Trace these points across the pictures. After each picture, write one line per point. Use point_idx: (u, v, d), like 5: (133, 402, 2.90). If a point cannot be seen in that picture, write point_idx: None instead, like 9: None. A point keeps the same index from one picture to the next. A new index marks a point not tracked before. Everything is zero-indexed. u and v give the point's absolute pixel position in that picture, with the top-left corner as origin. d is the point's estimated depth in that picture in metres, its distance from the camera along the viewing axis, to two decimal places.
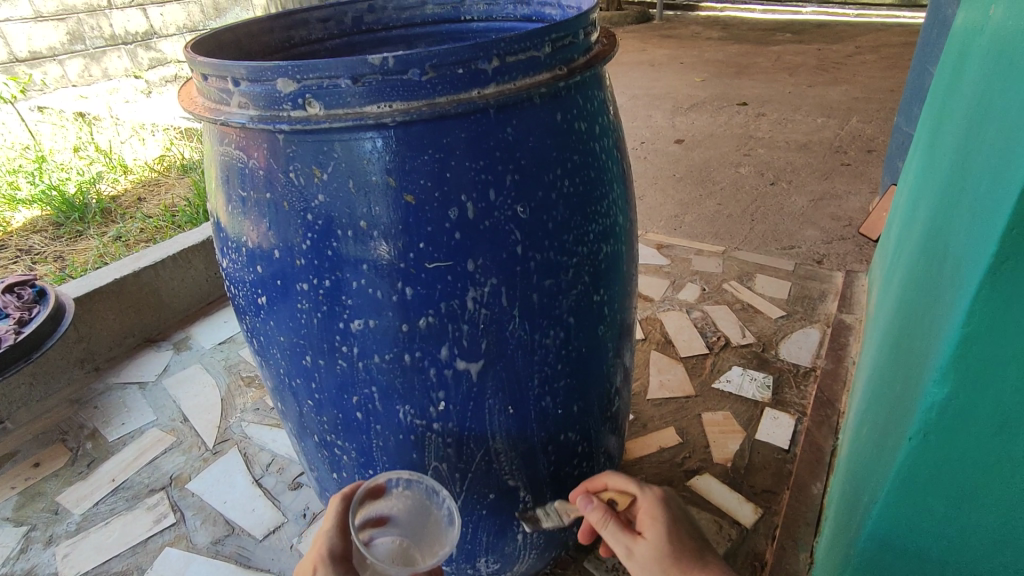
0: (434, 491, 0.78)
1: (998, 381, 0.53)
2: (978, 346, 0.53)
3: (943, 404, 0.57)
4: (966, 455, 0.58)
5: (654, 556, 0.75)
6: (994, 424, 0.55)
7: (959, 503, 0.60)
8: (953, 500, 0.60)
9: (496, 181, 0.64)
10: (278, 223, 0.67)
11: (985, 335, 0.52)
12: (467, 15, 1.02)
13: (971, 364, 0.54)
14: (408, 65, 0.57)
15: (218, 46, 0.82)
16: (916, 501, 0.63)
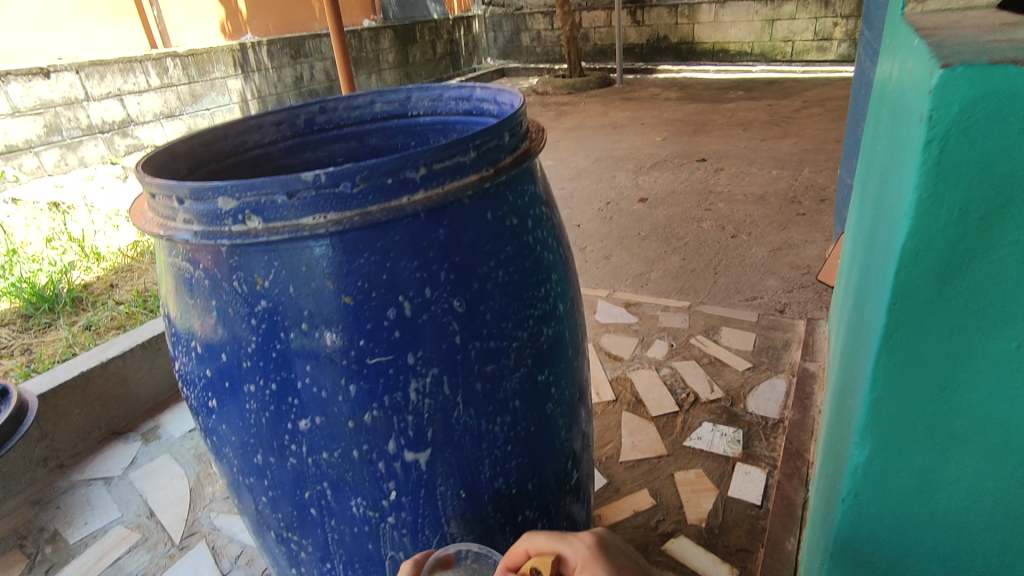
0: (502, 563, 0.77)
1: (910, 428, 0.61)
2: (887, 407, 0.61)
3: (871, 453, 0.64)
4: (901, 496, 0.64)
5: None
6: (915, 467, 0.62)
7: (900, 548, 0.67)
8: (894, 546, 0.67)
9: (431, 278, 0.68)
10: (226, 328, 0.70)
11: (893, 389, 0.60)
12: (414, 111, 1.09)
13: (884, 424, 0.62)
14: (339, 179, 0.62)
15: (170, 156, 0.87)
16: (867, 542, 0.69)
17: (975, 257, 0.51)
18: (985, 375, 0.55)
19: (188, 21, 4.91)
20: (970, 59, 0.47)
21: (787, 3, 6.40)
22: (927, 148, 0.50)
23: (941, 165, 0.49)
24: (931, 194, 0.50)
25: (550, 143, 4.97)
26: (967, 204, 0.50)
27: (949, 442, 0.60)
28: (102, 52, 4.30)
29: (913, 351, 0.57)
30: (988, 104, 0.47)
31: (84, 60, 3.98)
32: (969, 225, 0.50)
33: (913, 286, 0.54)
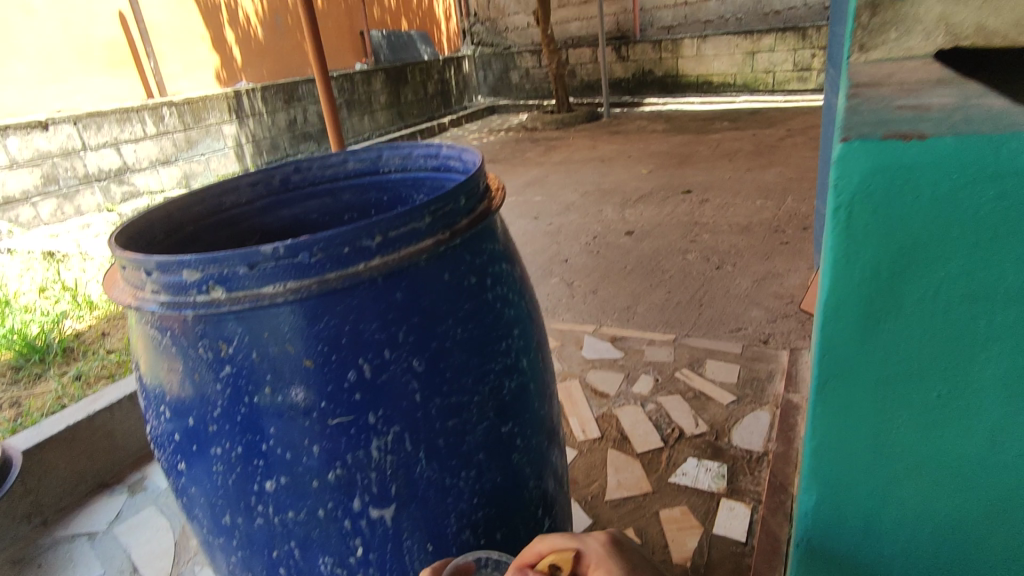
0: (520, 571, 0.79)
1: (852, 468, 0.64)
2: (829, 453, 0.64)
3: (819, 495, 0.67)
4: (852, 532, 0.68)
5: None
6: (861, 505, 0.66)
7: None
8: None
9: (390, 338, 0.71)
10: (193, 393, 0.72)
11: (831, 434, 0.63)
12: (385, 168, 1.13)
13: (829, 468, 0.65)
14: (297, 251, 0.65)
15: (147, 223, 0.91)
16: None
17: (888, 312, 0.55)
18: (911, 417, 0.59)
19: (185, 70, 4.99)
20: (867, 133, 0.52)
21: (766, 36, 6.59)
22: (835, 215, 0.53)
23: (849, 231, 0.53)
24: (844, 256, 0.54)
25: (539, 178, 5.06)
26: (875, 264, 0.54)
27: (887, 480, 0.63)
28: (100, 103, 4.39)
29: (848, 402, 0.61)
30: (883, 176, 0.51)
31: (82, 111, 4.08)
32: (880, 283, 0.54)
33: (837, 340, 0.58)
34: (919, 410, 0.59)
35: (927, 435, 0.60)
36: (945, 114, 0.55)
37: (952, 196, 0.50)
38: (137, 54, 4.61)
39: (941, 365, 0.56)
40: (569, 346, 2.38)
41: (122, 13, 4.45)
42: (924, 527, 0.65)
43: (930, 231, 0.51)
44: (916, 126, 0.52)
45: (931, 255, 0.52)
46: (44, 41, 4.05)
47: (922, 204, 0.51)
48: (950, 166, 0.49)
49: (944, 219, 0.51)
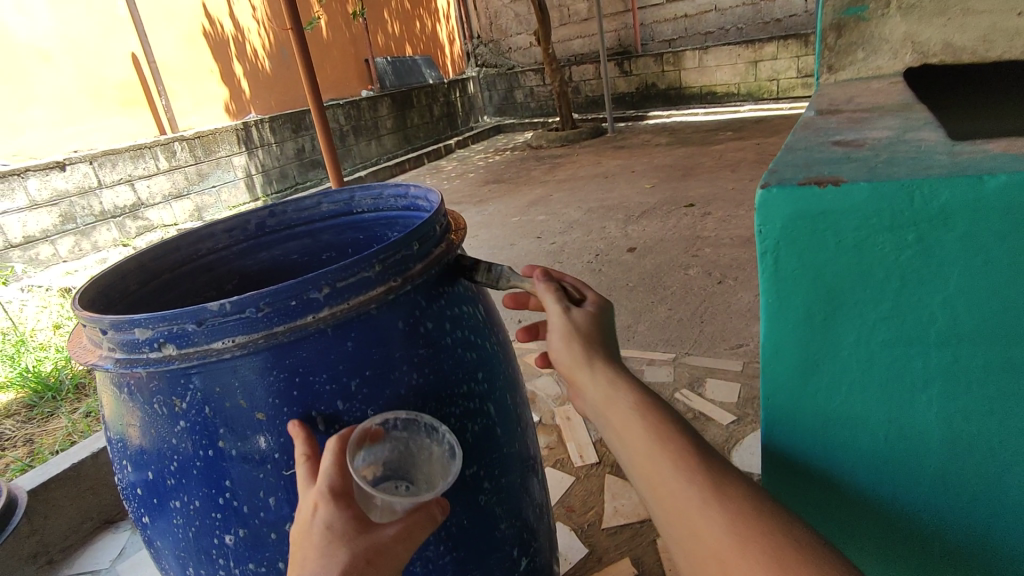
0: (434, 426, 0.76)
1: (804, 472, 0.73)
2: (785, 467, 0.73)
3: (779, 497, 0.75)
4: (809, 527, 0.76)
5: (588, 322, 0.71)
6: (820, 512, 0.74)
7: None
8: None
9: (343, 388, 0.72)
10: (154, 447, 0.74)
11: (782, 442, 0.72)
12: (358, 208, 1.14)
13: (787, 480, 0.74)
14: (244, 306, 0.66)
15: (120, 275, 0.94)
16: None
17: (825, 347, 0.64)
18: (851, 427, 0.68)
19: (195, 106, 5.08)
20: (787, 179, 0.59)
21: (768, 45, 6.57)
22: (764, 256, 0.61)
23: (779, 271, 0.61)
24: (776, 292, 0.62)
25: (544, 196, 5.07)
26: (809, 307, 0.62)
27: (836, 481, 0.72)
28: (115, 141, 4.49)
29: (796, 422, 0.69)
30: (806, 221, 0.58)
31: (97, 151, 4.19)
32: (811, 313, 0.62)
33: (781, 365, 0.66)
34: (859, 420, 0.67)
35: (867, 442, 0.68)
36: (873, 153, 0.60)
37: (869, 238, 0.57)
38: (149, 92, 4.73)
39: (872, 381, 0.64)
40: None
41: (135, 54, 4.59)
42: (869, 518, 0.73)
43: (851, 270, 0.59)
44: (839, 168, 0.58)
45: (853, 300, 0.60)
46: (60, 85, 4.16)
47: (841, 246, 0.58)
48: (864, 213, 0.56)
49: (862, 268, 0.59)
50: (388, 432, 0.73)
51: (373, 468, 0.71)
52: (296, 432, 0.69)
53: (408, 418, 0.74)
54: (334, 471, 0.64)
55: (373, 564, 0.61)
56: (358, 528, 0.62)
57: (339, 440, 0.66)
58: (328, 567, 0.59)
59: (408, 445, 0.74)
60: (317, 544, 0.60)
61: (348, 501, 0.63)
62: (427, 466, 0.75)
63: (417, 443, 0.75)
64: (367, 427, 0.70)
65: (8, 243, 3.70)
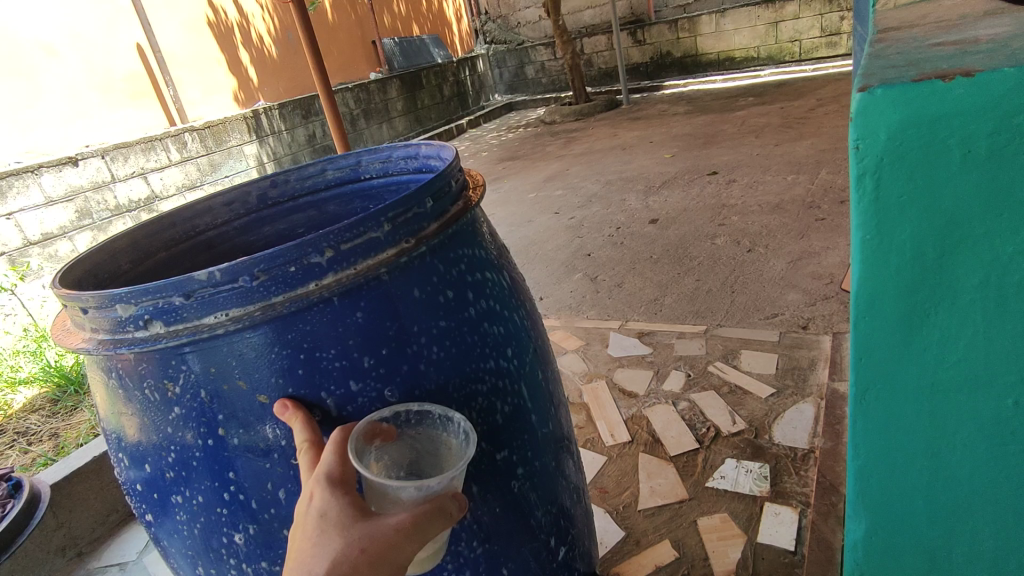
0: (448, 416, 0.65)
1: (904, 442, 0.63)
2: (879, 433, 0.63)
3: (870, 469, 0.66)
4: (905, 505, 0.67)
5: None
6: (917, 484, 0.65)
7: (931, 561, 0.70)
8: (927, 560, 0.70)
9: (354, 365, 0.64)
10: (150, 439, 0.67)
11: (876, 409, 0.62)
12: (366, 174, 1.05)
13: (880, 448, 0.64)
14: (236, 274, 0.58)
15: (110, 255, 0.87)
16: (888, 553, 0.71)
17: (938, 288, 0.54)
18: (968, 387, 0.58)
19: (204, 95, 5.03)
20: (894, 78, 0.48)
21: (789, 4, 6.27)
22: (862, 179, 0.51)
23: (881, 196, 0.51)
24: (876, 225, 0.52)
25: (560, 171, 4.93)
26: (918, 242, 0.52)
27: (943, 452, 0.62)
28: (125, 134, 4.45)
29: (895, 381, 0.60)
30: (920, 130, 0.48)
31: (109, 144, 4.14)
32: (924, 249, 0.52)
33: (882, 313, 0.56)
34: (982, 378, 0.57)
35: (989, 405, 0.58)
36: (998, 44, 0.49)
37: (1011, 145, 0.47)
38: (156, 83, 4.68)
39: (1001, 332, 0.54)
40: (595, 345, 2.26)
41: (140, 45, 4.54)
42: (985, 494, 0.63)
43: (981, 192, 0.49)
44: (961, 62, 0.48)
45: (980, 229, 0.50)
46: (68, 79, 4.11)
47: (968, 160, 0.48)
48: (1005, 112, 0.46)
49: (994, 187, 0.48)
50: (402, 431, 0.65)
51: (391, 469, 0.64)
52: (292, 416, 0.61)
53: (419, 409, 0.65)
54: (330, 458, 0.57)
55: (369, 555, 0.52)
56: (354, 514, 0.54)
57: (341, 430, 0.60)
58: (318, 557, 0.52)
59: (426, 442, 0.66)
60: (311, 534, 0.54)
61: (348, 488, 0.56)
62: (448, 462, 0.64)
63: (437, 438, 0.66)
64: (376, 424, 0.62)
65: (26, 241, 3.58)
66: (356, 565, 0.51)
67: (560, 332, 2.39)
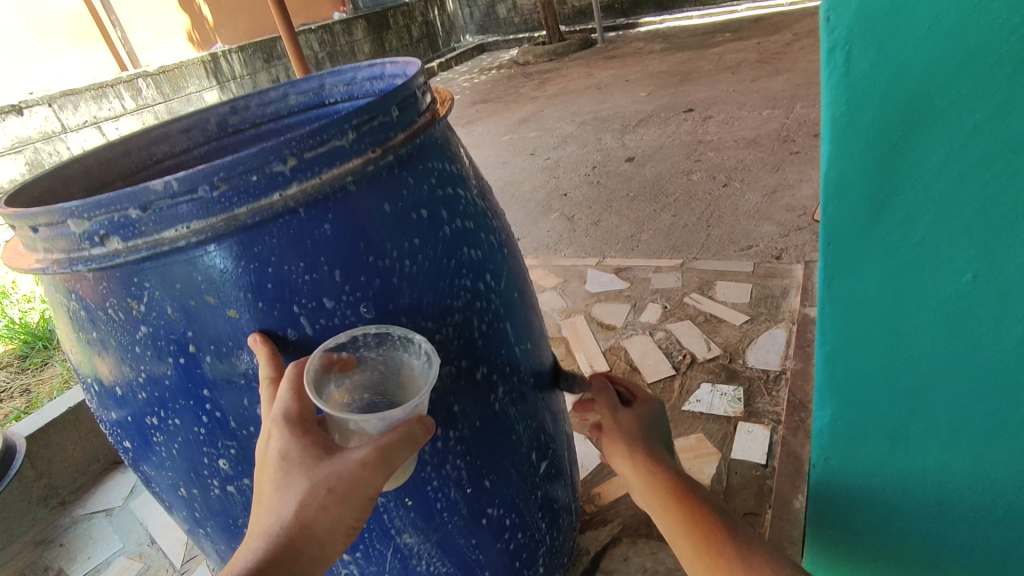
0: (408, 337, 0.64)
1: (865, 330, 0.65)
2: (843, 321, 0.66)
3: (837, 359, 0.69)
4: (867, 390, 0.70)
5: (634, 423, 0.85)
6: (877, 370, 0.68)
7: (889, 446, 0.74)
8: (884, 445, 0.74)
9: (326, 279, 0.62)
10: (118, 363, 0.65)
11: (843, 296, 0.64)
12: (330, 98, 1.01)
13: (844, 334, 0.67)
14: (195, 184, 0.55)
15: (61, 182, 0.83)
16: (850, 439, 0.76)
17: (901, 168, 0.55)
18: (926, 268, 0.59)
19: (155, 38, 4.81)
20: None
21: None
22: (832, 54, 0.51)
23: (850, 73, 0.51)
24: (845, 105, 0.53)
25: (534, 112, 4.81)
26: (881, 122, 0.53)
27: (902, 339, 0.65)
28: (72, 81, 4.23)
29: (856, 267, 0.62)
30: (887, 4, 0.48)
31: (55, 92, 3.89)
32: (890, 129, 0.53)
33: (847, 195, 0.58)
34: (942, 259, 0.58)
35: (946, 285, 0.60)
36: None
37: (970, 15, 0.47)
38: (102, 24, 4.42)
39: (959, 210, 0.55)
40: (573, 282, 2.26)
41: None
42: (940, 373, 0.66)
43: (946, 64, 0.49)
44: None
45: (941, 103, 0.51)
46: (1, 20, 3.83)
47: (931, 31, 0.48)
48: None
49: (953, 58, 0.49)
50: (361, 356, 0.64)
51: (353, 393, 0.65)
52: (259, 348, 0.60)
53: (378, 331, 0.63)
54: (287, 396, 0.56)
55: (337, 494, 0.54)
56: (317, 454, 0.54)
57: (296, 365, 0.59)
58: (286, 500, 0.53)
59: (388, 364, 0.66)
60: (274, 477, 0.54)
61: (307, 427, 0.56)
62: (411, 383, 0.65)
63: (399, 360, 0.66)
64: (331, 354, 0.61)
65: None
66: (325, 505, 0.54)
67: (538, 271, 2.40)
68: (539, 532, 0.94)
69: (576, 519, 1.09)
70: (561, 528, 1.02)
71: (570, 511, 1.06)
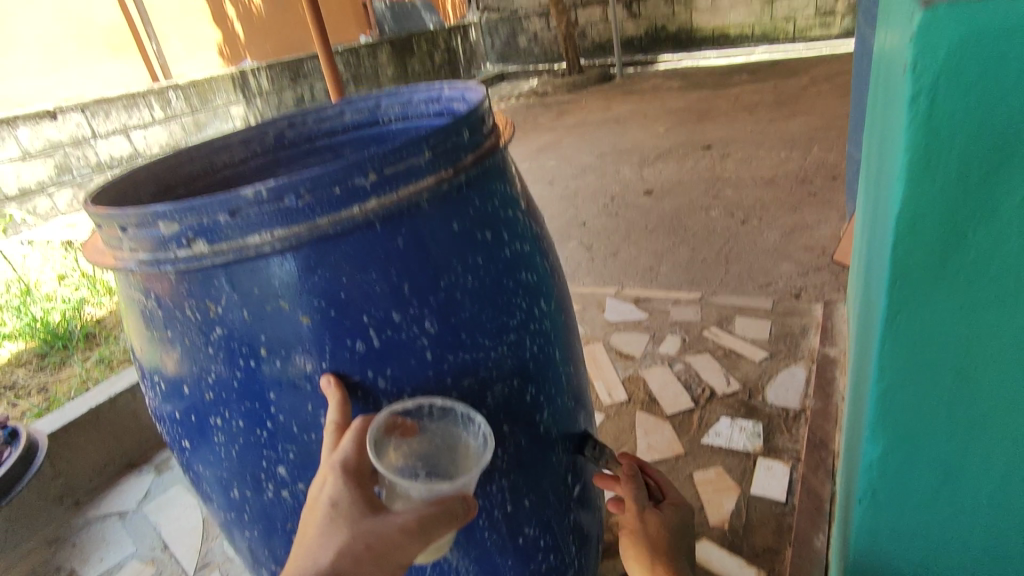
0: (470, 415, 0.68)
1: (922, 417, 0.55)
2: (896, 403, 0.56)
3: (884, 450, 0.59)
4: (919, 490, 0.59)
5: None
6: (930, 465, 0.57)
7: (928, 560, 0.63)
8: (923, 558, 0.63)
9: (395, 291, 0.65)
10: (187, 361, 0.68)
11: (902, 374, 0.54)
12: (385, 117, 1.05)
13: (896, 418, 0.57)
14: (282, 194, 0.58)
15: (131, 186, 0.87)
16: (887, 548, 0.64)
17: (978, 232, 0.46)
18: (999, 354, 0.50)
19: (188, 52, 4.93)
20: None
21: None
22: (915, 103, 0.43)
23: (935, 117, 0.43)
24: (925, 152, 0.44)
25: (552, 142, 4.91)
26: (962, 176, 0.44)
27: (965, 435, 0.55)
28: (107, 88, 4.37)
29: (919, 340, 0.52)
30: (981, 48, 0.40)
31: (89, 99, 4.01)
32: (972, 185, 0.44)
33: (910, 261, 0.49)
34: (1022, 347, 0.49)
35: None
36: None
37: None
38: (139, 37, 4.56)
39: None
40: (592, 310, 2.29)
41: None
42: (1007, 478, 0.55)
43: None
44: None
45: None
46: (43, 29, 4.02)
47: None
48: None
49: None
50: (423, 424, 0.66)
51: (410, 460, 0.64)
52: (331, 391, 0.64)
53: (443, 404, 0.67)
54: (348, 446, 0.59)
55: (374, 551, 0.55)
56: (364, 507, 0.57)
57: (364, 418, 0.62)
58: (324, 548, 0.54)
59: (446, 437, 0.67)
60: (320, 522, 0.56)
61: (361, 481, 0.58)
62: (464, 461, 0.66)
63: (457, 436, 0.68)
64: (394, 417, 0.64)
65: (3, 195, 3.61)
66: (359, 561, 0.54)
67: None
68: (568, 558, 0.94)
69: (600, 546, 1.09)
70: (588, 554, 1.02)
71: (596, 539, 1.06)
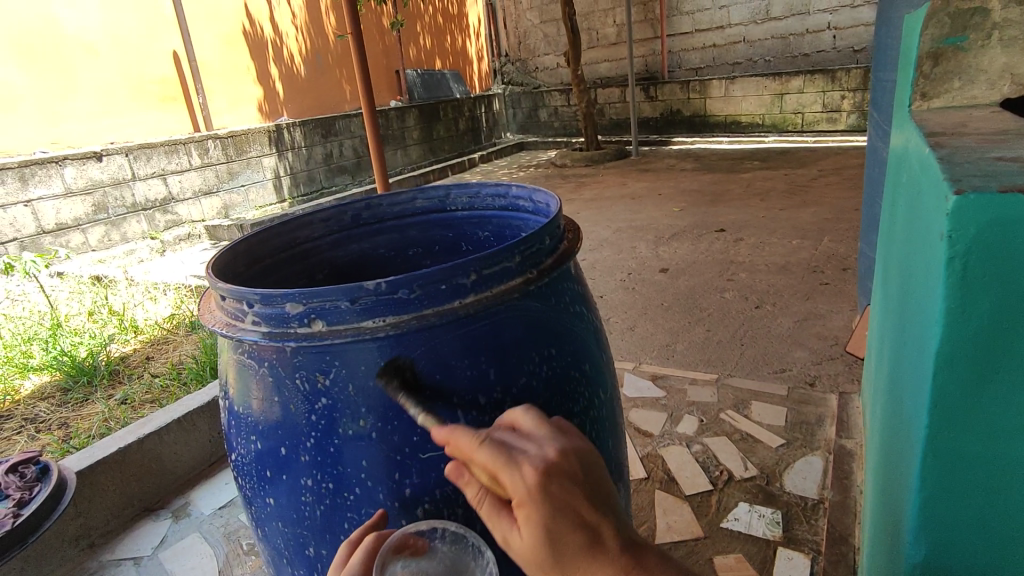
0: (481, 547, 0.68)
1: (961, 526, 0.61)
2: (936, 511, 0.62)
3: (926, 555, 0.65)
4: None
5: None
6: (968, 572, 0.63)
7: None
8: None
9: (481, 376, 0.73)
10: (286, 424, 0.75)
11: (941, 485, 0.61)
12: (452, 206, 1.17)
13: (936, 526, 0.62)
14: (398, 286, 0.67)
15: (234, 257, 0.97)
16: None
17: (1006, 369, 0.54)
18: None
19: (230, 105, 5.19)
20: (980, 186, 0.52)
21: (795, 78, 6.61)
22: (950, 263, 0.54)
23: (967, 274, 0.53)
24: (959, 301, 0.54)
25: (570, 214, 5.09)
26: (989, 323, 0.53)
27: (1001, 545, 0.60)
28: (150, 136, 4.60)
29: (956, 455, 0.59)
30: (1004, 228, 0.50)
31: (134, 144, 4.25)
32: (999, 331, 0.53)
33: (947, 388, 0.57)
34: None
35: None
36: None
37: None
38: (188, 91, 4.84)
39: None
40: None
41: (176, 52, 4.73)
42: None
43: None
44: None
45: None
46: (104, 77, 4.30)
47: None
48: None
49: None
50: (434, 545, 0.68)
51: None
52: (376, 524, 0.71)
53: (456, 530, 0.69)
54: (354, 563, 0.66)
55: None
56: None
57: (375, 540, 0.68)
58: None
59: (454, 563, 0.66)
60: None
61: None
62: None
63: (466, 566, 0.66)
64: (406, 538, 0.68)
65: (40, 228, 3.79)
66: None
67: None
68: None
69: None
70: None
71: None
